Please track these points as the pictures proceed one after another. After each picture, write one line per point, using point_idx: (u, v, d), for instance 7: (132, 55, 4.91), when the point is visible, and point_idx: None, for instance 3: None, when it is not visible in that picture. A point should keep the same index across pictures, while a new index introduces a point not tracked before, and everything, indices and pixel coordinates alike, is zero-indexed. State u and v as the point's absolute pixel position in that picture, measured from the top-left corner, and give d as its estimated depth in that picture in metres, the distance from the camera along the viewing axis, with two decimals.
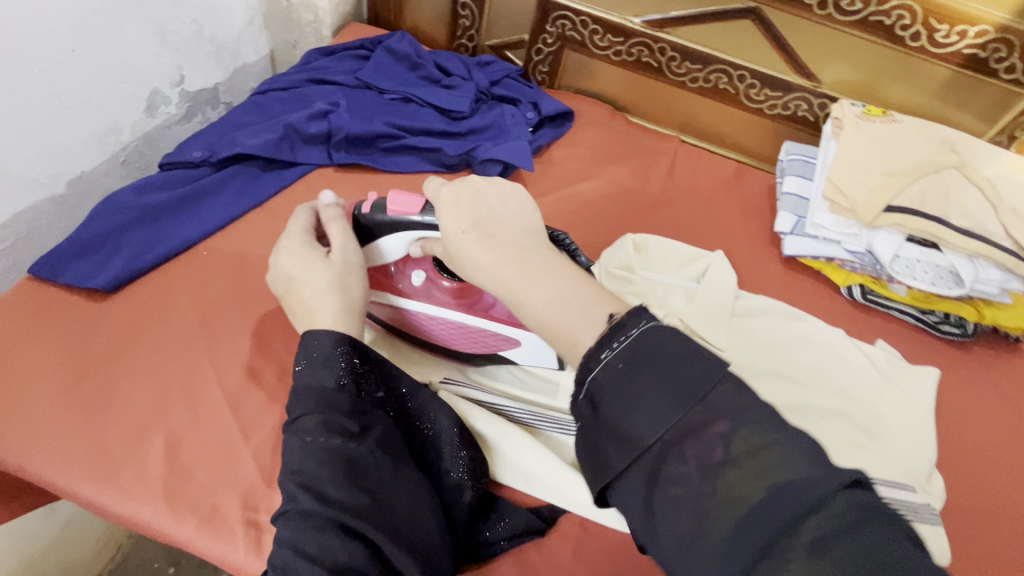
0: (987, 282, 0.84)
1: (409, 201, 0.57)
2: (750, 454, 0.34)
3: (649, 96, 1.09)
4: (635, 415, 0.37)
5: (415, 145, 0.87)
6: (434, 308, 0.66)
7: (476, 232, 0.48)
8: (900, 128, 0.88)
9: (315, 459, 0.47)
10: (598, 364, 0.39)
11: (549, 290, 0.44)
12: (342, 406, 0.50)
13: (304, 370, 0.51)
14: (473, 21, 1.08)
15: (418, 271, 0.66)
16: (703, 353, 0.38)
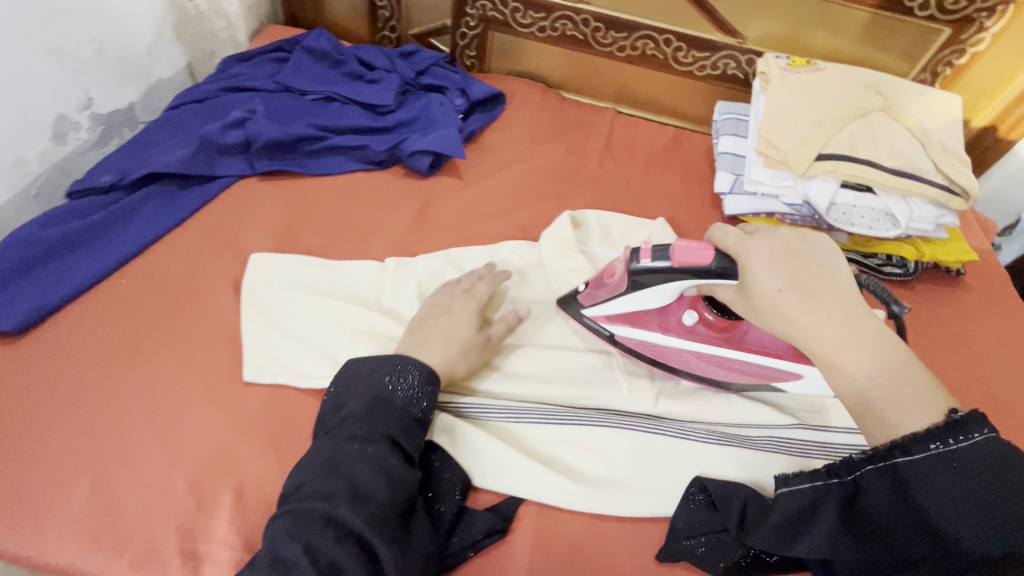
0: (921, 220, 0.85)
1: (702, 254, 0.56)
2: (1020, 553, 0.38)
3: (580, 70, 1.07)
4: (923, 509, 0.41)
5: (341, 144, 0.85)
6: (695, 347, 0.65)
7: (796, 291, 0.49)
8: (825, 76, 0.88)
9: (366, 468, 0.49)
10: (923, 452, 0.42)
11: (868, 368, 0.46)
12: (393, 418, 0.53)
13: (393, 390, 0.55)
14: (392, 12, 1.06)
15: (691, 312, 0.65)
16: (991, 460, 0.41)
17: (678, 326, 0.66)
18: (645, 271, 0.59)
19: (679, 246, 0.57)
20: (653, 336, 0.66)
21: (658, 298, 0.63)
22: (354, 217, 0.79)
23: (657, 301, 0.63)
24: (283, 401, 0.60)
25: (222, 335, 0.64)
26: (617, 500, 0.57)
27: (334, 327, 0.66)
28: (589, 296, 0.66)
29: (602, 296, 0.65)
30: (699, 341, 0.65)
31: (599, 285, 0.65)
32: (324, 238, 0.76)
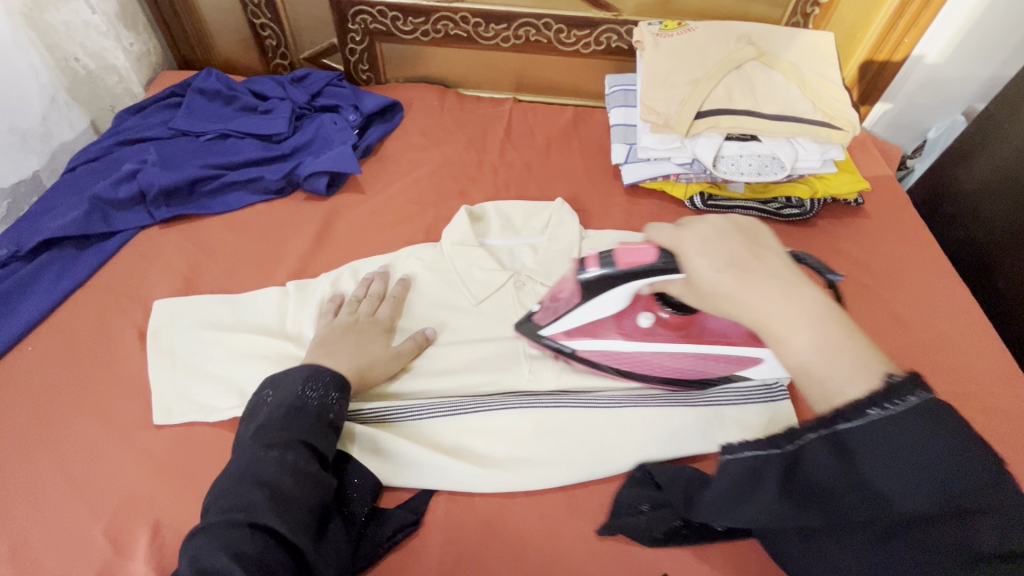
0: (807, 159, 0.88)
1: (647, 254, 0.56)
2: (1001, 530, 0.35)
3: (473, 66, 1.09)
4: (871, 471, 0.38)
5: (236, 180, 0.86)
6: (653, 346, 0.67)
7: (731, 270, 0.47)
8: (696, 36, 0.91)
9: (287, 473, 0.49)
10: (861, 418, 0.39)
11: (823, 337, 0.43)
12: (307, 427, 0.54)
13: (304, 397, 0.56)
14: (279, 40, 1.07)
15: (645, 314, 0.66)
16: (949, 428, 0.37)
17: (635, 329, 0.67)
18: (599, 278, 0.60)
19: (624, 247, 0.58)
20: (608, 342, 0.67)
21: (613, 303, 0.63)
22: (258, 247, 0.81)
23: (617, 304, 0.64)
24: (194, 438, 0.62)
25: (131, 385, 0.66)
26: (525, 474, 0.61)
27: (241, 358, 0.68)
28: (546, 314, 0.66)
29: (562, 310, 0.65)
30: (664, 340, 0.67)
31: (552, 304, 0.65)
32: (229, 274, 0.78)
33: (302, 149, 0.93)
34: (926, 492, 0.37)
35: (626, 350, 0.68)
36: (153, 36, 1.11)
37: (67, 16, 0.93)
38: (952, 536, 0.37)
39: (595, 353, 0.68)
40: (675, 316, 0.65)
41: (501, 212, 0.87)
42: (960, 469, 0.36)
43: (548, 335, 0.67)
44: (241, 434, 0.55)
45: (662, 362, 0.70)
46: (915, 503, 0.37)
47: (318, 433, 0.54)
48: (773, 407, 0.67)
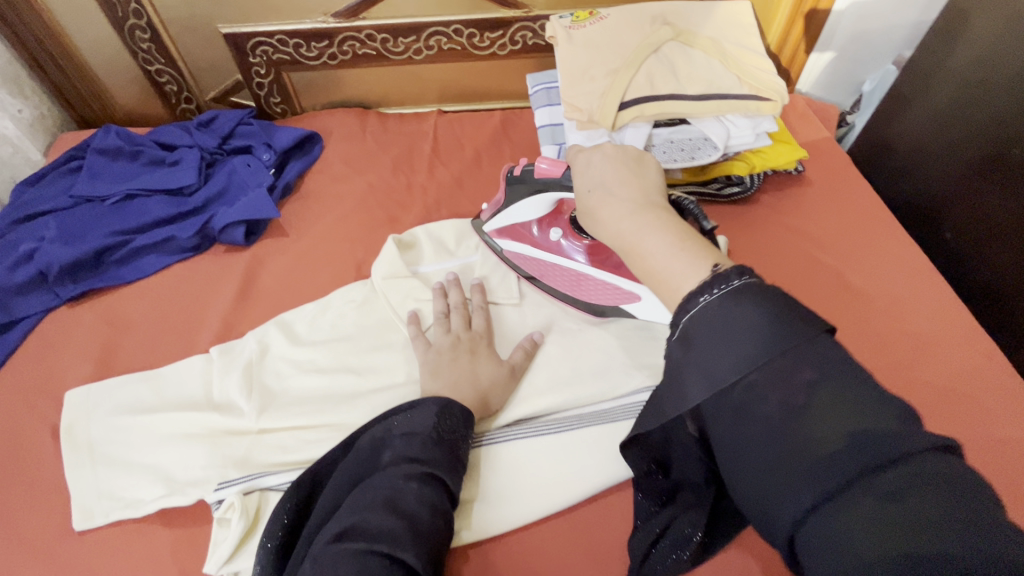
0: (741, 135, 0.84)
1: (557, 170, 0.67)
2: (828, 403, 0.35)
3: (390, 82, 1.04)
4: (717, 369, 0.38)
5: (146, 243, 0.81)
6: (557, 257, 0.77)
7: (600, 188, 0.54)
8: (609, 24, 0.87)
9: (412, 503, 0.51)
10: (695, 306, 0.41)
11: (662, 243, 0.46)
12: (443, 454, 0.56)
13: (437, 425, 0.58)
14: (180, 85, 1.01)
15: (556, 229, 0.77)
16: (773, 318, 0.38)
17: (545, 238, 0.77)
18: (519, 178, 0.72)
19: (539, 160, 0.69)
20: (527, 245, 0.78)
21: (530, 211, 0.75)
22: (178, 313, 0.76)
23: (538, 212, 0.75)
24: (121, 538, 0.58)
25: (47, 489, 0.61)
26: (490, 517, 0.60)
27: (165, 441, 0.63)
28: (489, 211, 0.80)
29: (489, 213, 0.79)
30: (565, 256, 0.76)
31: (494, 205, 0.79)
32: (148, 348, 0.73)
33: (216, 199, 0.88)
34: (813, 437, 0.34)
35: (540, 258, 0.77)
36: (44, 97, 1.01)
37: None
38: (848, 451, 0.33)
39: (521, 260, 0.78)
40: (580, 237, 0.76)
41: (434, 237, 0.83)
42: (810, 361, 0.36)
43: (490, 232, 0.80)
44: (352, 474, 0.56)
45: (608, 374, 0.68)
46: (777, 395, 0.36)
47: (450, 464, 0.56)
48: None
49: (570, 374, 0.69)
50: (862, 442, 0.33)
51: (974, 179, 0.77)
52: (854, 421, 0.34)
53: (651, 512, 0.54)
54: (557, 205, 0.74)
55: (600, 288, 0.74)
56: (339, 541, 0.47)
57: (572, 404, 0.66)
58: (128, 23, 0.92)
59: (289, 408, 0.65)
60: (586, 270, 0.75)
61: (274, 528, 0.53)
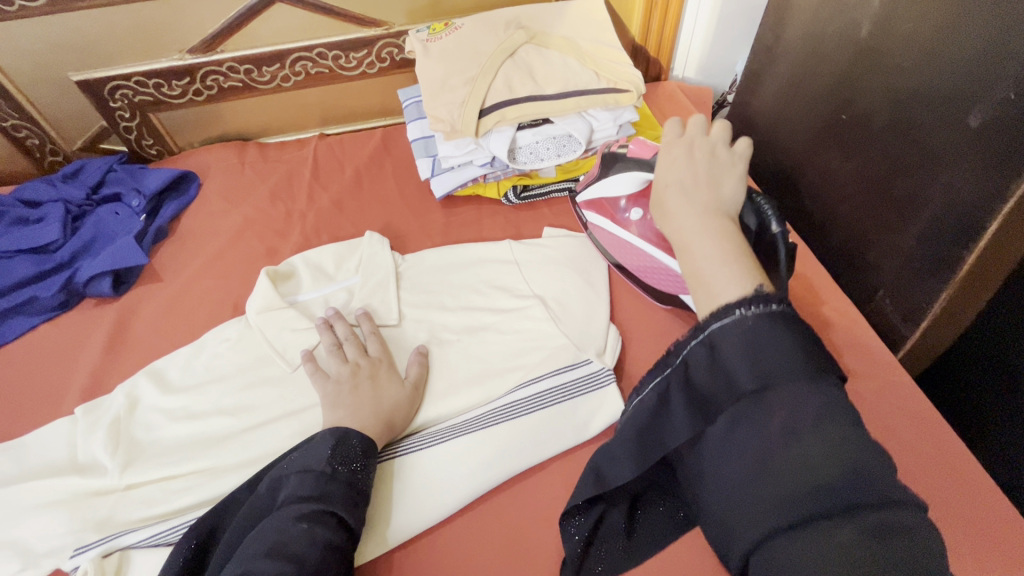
0: (604, 128, 0.87)
1: (646, 151, 0.70)
2: (830, 455, 0.37)
3: (266, 112, 1.03)
4: (736, 374, 0.41)
5: (8, 307, 0.78)
6: (640, 243, 0.70)
7: (677, 185, 0.54)
8: (464, 33, 0.88)
9: (301, 546, 0.50)
10: (729, 316, 0.42)
11: (713, 250, 0.49)
12: (340, 490, 0.55)
13: (335, 456, 0.57)
14: (42, 137, 0.97)
15: (638, 209, 0.71)
16: (796, 341, 0.40)
17: (631, 222, 0.71)
18: (613, 156, 0.73)
19: (640, 141, 0.71)
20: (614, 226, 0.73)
21: (621, 186, 0.71)
22: (45, 375, 0.73)
23: (625, 188, 0.70)
24: None
25: None
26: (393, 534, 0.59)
27: (26, 512, 0.60)
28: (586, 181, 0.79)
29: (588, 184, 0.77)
30: (644, 242, 0.70)
31: (590, 177, 0.77)
32: (12, 416, 0.70)
33: (84, 252, 0.85)
34: (805, 460, 0.38)
35: (623, 238, 0.73)
36: None
37: None
38: (836, 514, 0.36)
39: (614, 240, 0.74)
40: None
41: (315, 266, 0.82)
42: (817, 403, 0.38)
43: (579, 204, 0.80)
44: (250, 520, 0.55)
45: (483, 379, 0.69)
46: (779, 416, 0.39)
47: (349, 501, 0.55)
48: (601, 394, 0.67)
49: (447, 383, 0.69)
50: (848, 481, 0.36)
51: (822, 139, 0.80)
52: (845, 461, 0.37)
53: (584, 512, 0.53)
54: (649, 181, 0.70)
55: (668, 277, 0.69)
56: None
57: (447, 413, 0.67)
58: None
59: (157, 459, 0.63)
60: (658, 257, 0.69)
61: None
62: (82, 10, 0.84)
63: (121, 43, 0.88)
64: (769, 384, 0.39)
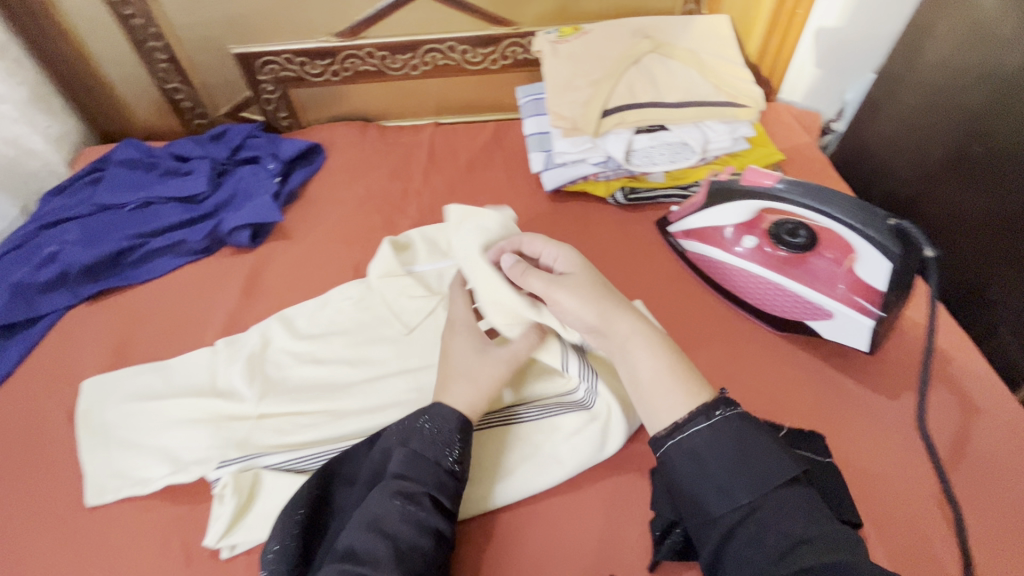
0: (719, 140, 0.89)
1: (762, 178, 0.69)
2: (813, 549, 0.41)
3: (390, 97, 1.10)
4: (709, 488, 0.47)
5: (160, 246, 0.87)
6: (755, 267, 0.73)
7: (559, 287, 0.59)
8: (592, 38, 0.93)
9: (398, 523, 0.51)
10: (684, 425, 0.50)
11: (655, 362, 0.54)
12: (436, 473, 0.55)
13: (432, 430, 0.57)
14: (194, 101, 1.08)
15: (750, 237, 0.74)
16: (752, 446, 0.48)
17: (744, 249, 0.74)
18: (724, 184, 0.73)
19: (751, 169, 0.71)
20: (724, 253, 0.75)
21: (734, 215, 0.74)
22: (188, 309, 0.82)
23: (737, 218, 0.74)
24: (126, 513, 0.62)
25: (63, 468, 0.66)
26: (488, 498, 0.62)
27: (171, 425, 0.67)
28: (680, 212, 0.81)
29: (691, 211, 0.79)
30: (761, 267, 0.72)
31: (689, 205, 0.79)
32: (158, 342, 0.78)
33: (225, 206, 0.94)
34: (797, 564, 0.41)
35: (734, 264, 0.74)
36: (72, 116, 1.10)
37: None
38: None
39: (723, 266, 0.76)
40: (779, 248, 0.72)
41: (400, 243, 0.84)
42: (793, 511, 0.44)
43: (674, 232, 0.83)
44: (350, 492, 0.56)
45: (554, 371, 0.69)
46: (771, 525, 0.44)
47: (445, 487, 0.54)
48: None
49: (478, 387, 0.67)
50: (833, 570, 0.40)
51: (948, 175, 0.79)
52: (831, 558, 0.41)
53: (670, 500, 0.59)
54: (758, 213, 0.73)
55: (788, 300, 0.70)
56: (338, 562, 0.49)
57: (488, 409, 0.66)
58: (147, 44, 0.99)
59: (288, 395, 0.69)
60: (781, 281, 0.71)
61: (278, 538, 0.55)
62: None
63: (279, 24, 0.98)
64: (750, 496, 0.45)
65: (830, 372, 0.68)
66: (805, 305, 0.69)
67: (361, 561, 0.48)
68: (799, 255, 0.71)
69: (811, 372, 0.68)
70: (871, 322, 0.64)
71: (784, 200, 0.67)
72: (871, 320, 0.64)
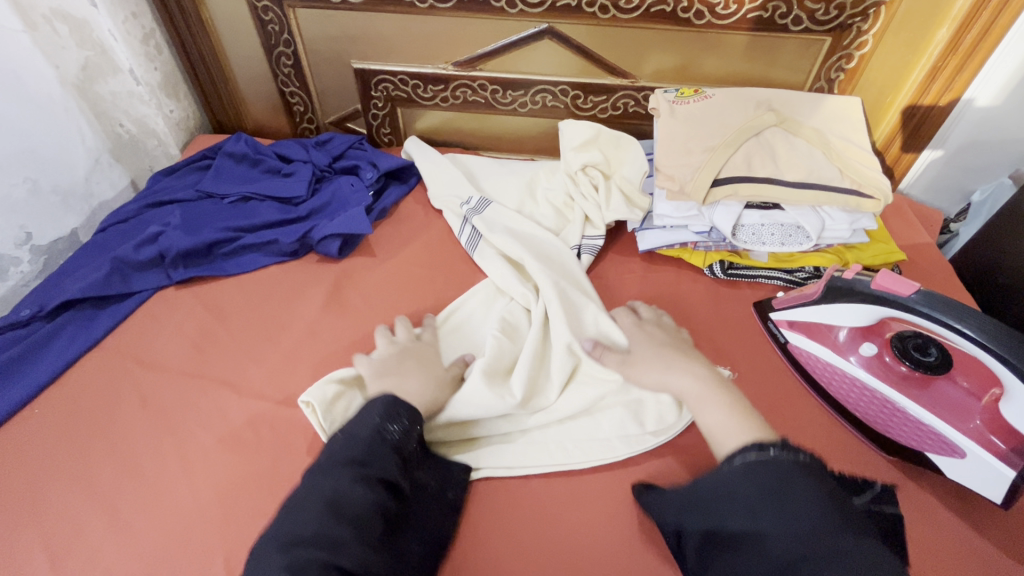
0: (836, 228, 0.83)
1: (902, 288, 0.61)
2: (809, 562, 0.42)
3: (491, 129, 1.11)
4: (728, 482, 0.48)
5: (253, 242, 0.88)
6: (872, 380, 0.66)
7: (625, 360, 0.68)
8: (712, 103, 0.89)
9: (325, 506, 0.50)
10: (752, 453, 0.49)
11: (694, 387, 0.62)
12: (378, 451, 0.55)
13: (365, 420, 0.57)
14: (306, 106, 1.14)
15: (868, 344, 0.68)
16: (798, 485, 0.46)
17: (859, 356, 0.68)
18: (847, 284, 0.66)
19: (884, 271, 0.63)
20: (837, 358, 0.69)
21: (852, 319, 0.67)
22: (267, 311, 0.82)
23: (856, 322, 0.67)
24: (178, 510, 0.61)
25: (125, 451, 0.66)
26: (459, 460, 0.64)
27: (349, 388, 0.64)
28: (785, 300, 0.75)
29: (795, 302, 0.73)
30: (880, 381, 0.66)
31: (796, 294, 0.74)
32: (235, 338, 0.78)
33: (318, 212, 0.95)
34: (780, 546, 0.43)
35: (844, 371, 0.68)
36: (193, 104, 1.20)
37: (113, 87, 1.02)
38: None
39: (829, 370, 0.69)
40: (901, 362, 0.66)
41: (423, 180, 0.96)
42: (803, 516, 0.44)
43: (776, 320, 0.76)
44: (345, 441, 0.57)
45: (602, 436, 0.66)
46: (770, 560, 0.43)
47: (379, 455, 0.55)
48: None
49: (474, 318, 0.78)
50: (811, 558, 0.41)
51: None
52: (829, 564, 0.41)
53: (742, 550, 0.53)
54: (880, 319, 0.66)
55: (911, 427, 0.63)
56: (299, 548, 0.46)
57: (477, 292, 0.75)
58: (277, 50, 1.05)
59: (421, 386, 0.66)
60: (901, 401, 0.64)
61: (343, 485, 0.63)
62: (384, 13, 0.95)
63: (400, 46, 1.00)
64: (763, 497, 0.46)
65: (946, 515, 0.60)
66: (929, 434, 0.62)
67: (332, 534, 0.48)
68: (924, 375, 0.65)
69: (923, 511, 0.60)
70: (1013, 473, 0.55)
71: (921, 319, 0.59)
72: (1013, 471, 0.55)
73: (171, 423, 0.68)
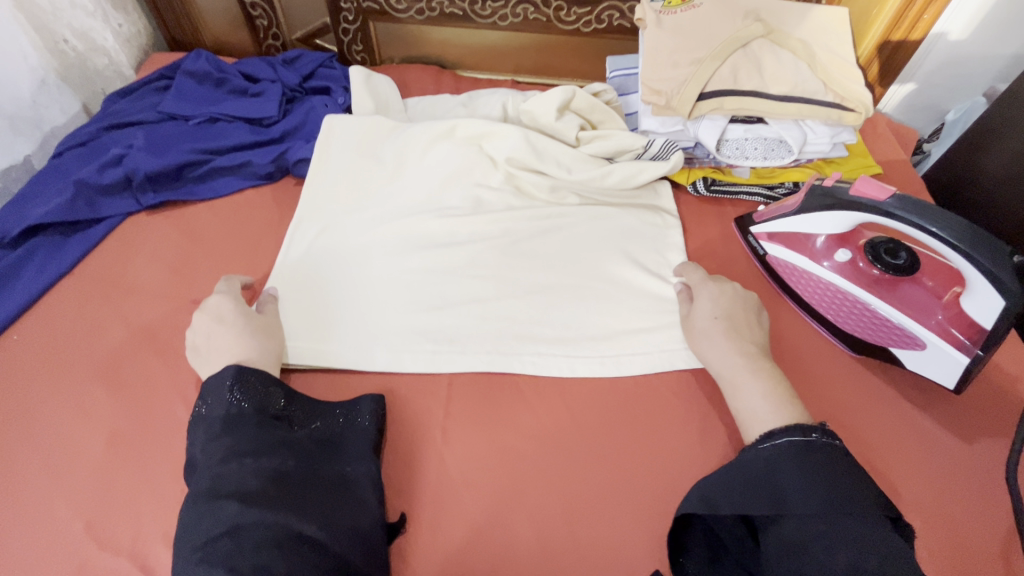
0: (817, 142, 0.84)
1: (879, 193, 0.62)
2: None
3: (469, 45, 1.06)
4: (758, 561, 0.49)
5: (225, 164, 0.85)
6: (844, 282, 0.69)
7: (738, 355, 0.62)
8: (700, 13, 0.86)
9: (252, 476, 0.51)
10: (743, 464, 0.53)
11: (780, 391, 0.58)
12: (263, 427, 0.55)
13: (227, 406, 0.56)
14: (269, 20, 1.07)
15: (844, 250, 0.70)
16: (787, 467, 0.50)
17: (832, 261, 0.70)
18: (827, 190, 0.68)
19: (862, 178, 0.63)
20: (813, 264, 0.71)
21: (830, 223, 0.69)
22: (246, 235, 0.80)
23: (833, 229, 0.69)
24: (177, 426, 0.62)
25: (115, 374, 0.66)
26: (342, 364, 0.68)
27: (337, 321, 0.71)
28: (766, 213, 0.77)
29: (774, 213, 0.76)
30: (852, 282, 0.68)
31: (775, 207, 0.76)
32: (217, 263, 0.77)
33: (292, 133, 0.91)
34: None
35: (811, 270, 0.71)
36: (143, 18, 1.10)
37: None
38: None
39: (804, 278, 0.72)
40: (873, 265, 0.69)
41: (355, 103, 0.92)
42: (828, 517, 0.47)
43: (756, 233, 0.78)
44: (210, 448, 0.54)
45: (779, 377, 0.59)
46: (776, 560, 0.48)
47: (268, 430, 0.55)
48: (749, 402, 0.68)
49: (423, 288, 0.74)
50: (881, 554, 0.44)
51: None
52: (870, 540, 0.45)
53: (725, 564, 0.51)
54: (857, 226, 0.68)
55: (881, 327, 0.66)
56: (221, 539, 0.46)
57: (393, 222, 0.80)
58: None
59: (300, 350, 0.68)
60: (869, 299, 0.67)
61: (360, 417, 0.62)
62: None
63: None
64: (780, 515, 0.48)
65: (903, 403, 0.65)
66: (894, 329, 0.66)
67: (246, 496, 0.49)
68: (894, 277, 0.68)
69: (883, 401, 0.65)
70: (967, 359, 0.60)
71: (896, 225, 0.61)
72: (967, 358, 0.60)
73: (160, 346, 0.68)
